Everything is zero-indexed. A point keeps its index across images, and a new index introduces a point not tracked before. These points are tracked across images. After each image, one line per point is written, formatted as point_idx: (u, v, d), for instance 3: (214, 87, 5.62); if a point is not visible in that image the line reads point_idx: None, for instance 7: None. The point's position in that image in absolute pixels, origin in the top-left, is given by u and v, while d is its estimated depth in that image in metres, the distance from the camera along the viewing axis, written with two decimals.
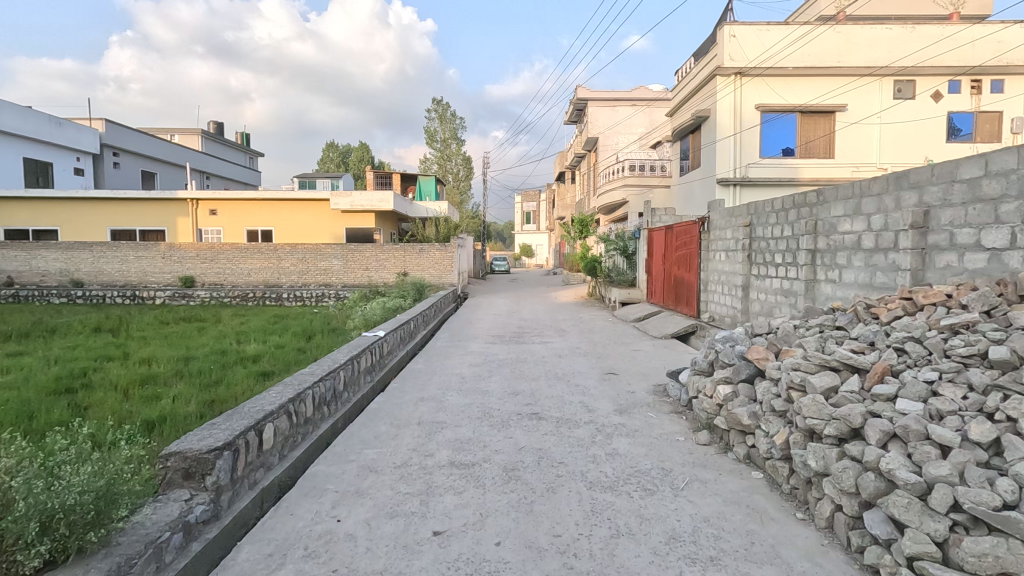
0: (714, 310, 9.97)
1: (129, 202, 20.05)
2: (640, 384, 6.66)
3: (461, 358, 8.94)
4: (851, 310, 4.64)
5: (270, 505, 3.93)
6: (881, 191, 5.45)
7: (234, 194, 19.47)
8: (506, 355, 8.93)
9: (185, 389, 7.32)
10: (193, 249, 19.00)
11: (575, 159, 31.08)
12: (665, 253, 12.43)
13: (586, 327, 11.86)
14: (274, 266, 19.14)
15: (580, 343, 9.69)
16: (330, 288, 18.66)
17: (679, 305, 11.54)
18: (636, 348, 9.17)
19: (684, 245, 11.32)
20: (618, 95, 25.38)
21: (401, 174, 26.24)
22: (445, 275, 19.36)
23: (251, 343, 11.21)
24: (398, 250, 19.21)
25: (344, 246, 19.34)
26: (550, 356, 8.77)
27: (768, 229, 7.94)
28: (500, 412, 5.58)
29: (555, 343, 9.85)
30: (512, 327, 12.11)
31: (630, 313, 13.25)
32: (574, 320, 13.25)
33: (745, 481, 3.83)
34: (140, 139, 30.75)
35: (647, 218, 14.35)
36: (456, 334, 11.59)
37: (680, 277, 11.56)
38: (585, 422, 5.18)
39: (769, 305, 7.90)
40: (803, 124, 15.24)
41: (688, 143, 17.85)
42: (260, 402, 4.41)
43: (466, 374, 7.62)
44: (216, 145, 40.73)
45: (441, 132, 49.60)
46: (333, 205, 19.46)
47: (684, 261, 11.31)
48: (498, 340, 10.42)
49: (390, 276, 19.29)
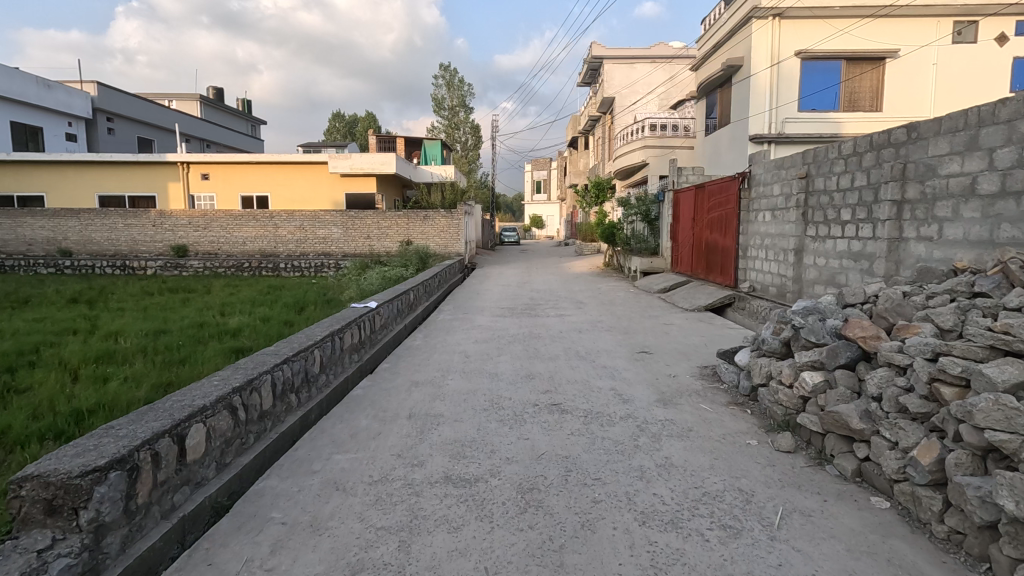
0: (754, 280, 8.72)
1: (117, 167, 18.82)
2: (681, 365, 5.48)
3: (465, 332, 7.78)
4: (991, 272, 3.40)
5: (195, 540, 2.84)
6: (1012, 117, 4.13)
7: (226, 157, 18.19)
8: (519, 329, 7.77)
9: (142, 368, 6.24)
10: (185, 216, 17.90)
11: (588, 123, 29.39)
12: (694, 217, 11.08)
13: (607, 299, 10.65)
14: (270, 235, 18.03)
15: (603, 317, 8.46)
16: (330, 258, 17.58)
17: (711, 274, 10.27)
18: (668, 322, 7.94)
19: (719, 205, 9.96)
20: (637, 52, 23.61)
21: (405, 138, 24.83)
22: (451, 244, 18.16)
23: (235, 315, 10.13)
24: (401, 217, 18.01)
25: (343, 213, 18.15)
26: (568, 331, 7.61)
27: (832, 180, 6.61)
28: (512, 402, 4.44)
29: (573, 316, 8.68)
30: (524, 299, 10.92)
31: (653, 284, 11.97)
32: (592, 291, 12.03)
33: (866, 513, 2.67)
34: (134, 103, 29.37)
35: (674, 179, 12.87)
36: (462, 306, 10.41)
37: (712, 241, 10.24)
38: (621, 418, 4.03)
39: (831, 271, 6.63)
40: (848, 72, 13.62)
41: (715, 99, 16.30)
42: (190, 394, 3.30)
43: (471, 352, 6.47)
44: (215, 111, 39.22)
45: (449, 99, 47.75)
46: (331, 168, 18.11)
47: (718, 223, 9.97)
48: (508, 313, 9.21)
49: (392, 245, 18.14)
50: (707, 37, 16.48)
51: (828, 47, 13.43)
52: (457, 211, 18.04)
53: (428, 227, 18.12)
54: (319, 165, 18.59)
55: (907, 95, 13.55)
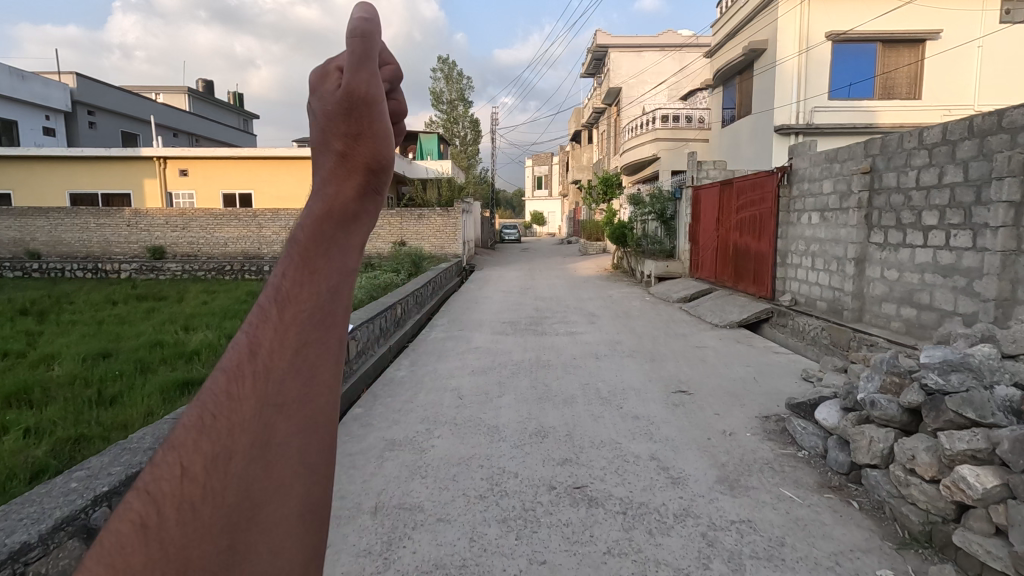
0: (796, 292, 7.52)
1: (90, 163, 17.59)
2: (734, 414, 4.28)
3: (461, 353, 6.60)
4: None
5: None
6: None
7: (206, 151, 16.92)
8: (524, 351, 6.60)
9: (60, 411, 5.05)
10: (162, 215, 16.69)
11: (592, 115, 28.08)
12: (720, 217, 9.85)
13: (620, 310, 9.47)
14: (254, 235, 16.83)
15: (621, 335, 7.30)
16: None
17: (739, 282, 9.06)
18: (697, 343, 6.77)
19: (750, 205, 8.73)
20: (644, 39, 22.31)
21: None
22: (448, 245, 16.93)
23: (200, 330, 8.94)
24: (394, 216, 16.78)
25: None
26: (582, 355, 6.40)
27: (909, 176, 5.39)
28: (521, 483, 3.25)
29: (585, 334, 7.50)
30: (527, 309, 9.75)
31: (671, 292, 10.78)
32: (602, 299, 10.85)
33: None
34: (117, 97, 28.08)
35: (693, 174, 11.63)
36: (458, 317, 9.24)
37: (742, 245, 9.02)
38: (676, 519, 2.84)
39: (907, 287, 5.42)
40: (885, 56, 12.35)
41: (733, 87, 15.06)
42: (15, 518, 2.09)
43: (466, 386, 5.28)
44: (205, 105, 37.91)
45: (448, 93, 46.40)
46: (318, 163, 16.81)
47: (750, 225, 8.75)
48: (510, 329, 8.05)
49: (384, 246, 16.91)
50: (725, 21, 15.24)
51: (863, 27, 12.17)
52: (454, 209, 16.80)
53: (423, 226, 16.88)
54: (306, 160, 17.30)
55: (950, 80, 12.27)
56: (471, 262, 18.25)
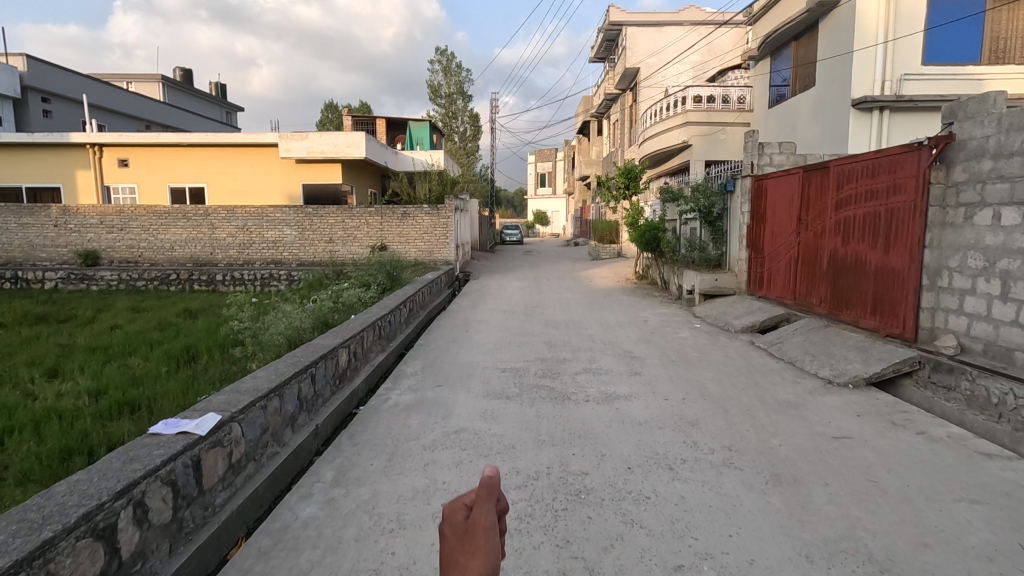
0: (967, 335, 4.74)
1: (13, 150, 14.84)
2: None
3: (432, 447, 3.88)
4: None
5: None
6: None
7: (148, 137, 14.14)
8: (540, 443, 3.90)
9: None
10: (95, 213, 13.95)
11: (603, 103, 25.33)
12: (806, 216, 7.11)
13: (668, 347, 6.74)
14: (205, 237, 14.10)
15: (692, 405, 4.58)
16: (281, 267, 13.89)
17: (842, 310, 6.32)
18: (828, 426, 4.07)
19: (863, 197, 5.98)
20: (665, 14, 19.59)
21: (387, 119, 20.75)
22: (437, 250, 14.14)
23: (64, 380, 6.21)
24: (372, 213, 14.00)
25: (298, 208, 14.17)
26: (641, 454, 3.67)
27: None
28: None
29: (633, 400, 4.76)
30: (538, 345, 7.03)
31: (728, 318, 8.03)
32: (636, 327, 8.09)
33: None
34: (76, 83, 25.29)
35: (756, 162, 8.83)
36: (438, 359, 6.48)
37: (846, 257, 6.28)
38: None
39: None
40: (996, 8, 9.57)
41: (788, 55, 12.29)
42: None
43: (425, 565, 2.56)
44: (184, 96, 35.16)
45: (446, 86, 43.55)
46: (283, 152, 13.97)
47: (861, 227, 6.01)
48: (515, 385, 5.33)
49: (361, 250, 14.15)
50: None
51: None
52: (444, 207, 14.02)
53: (407, 227, 14.10)
54: (269, 148, 14.50)
55: None
56: (465, 270, 15.53)
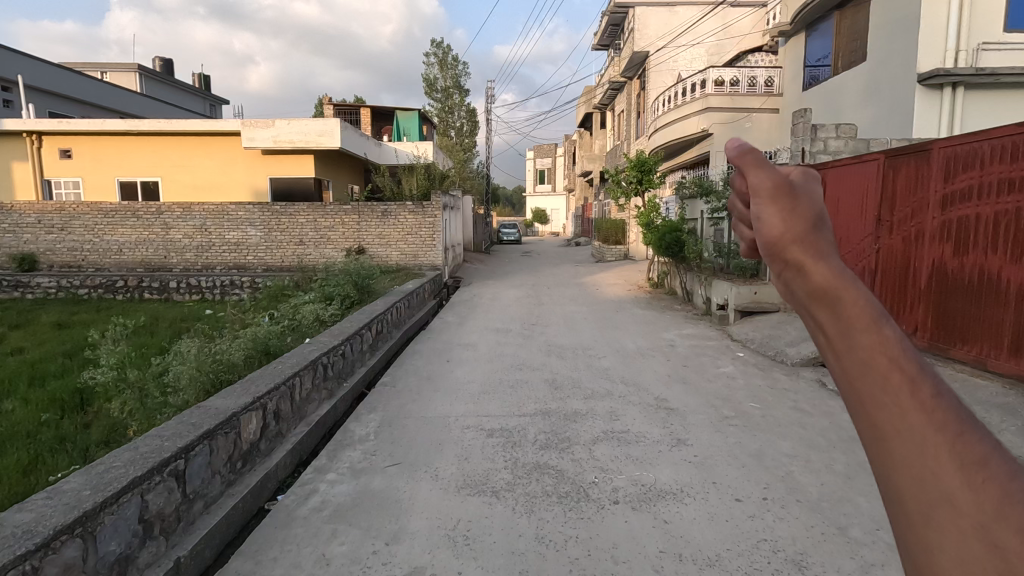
0: None
1: None
2: None
3: None
4: None
5: None
6: None
7: (92, 124, 12.39)
8: None
9: None
10: (32, 211, 12.21)
11: (608, 94, 23.67)
12: (891, 216, 5.43)
13: (711, 390, 5.07)
14: (158, 239, 12.40)
15: (780, 514, 2.93)
16: (244, 273, 12.31)
17: (953, 344, 4.64)
18: None
19: (991, 190, 4.30)
20: None
21: (374, 110, 19.04)
22: (422, 253, 12.41)
23: None
24: (348, 212, 12.28)
25: (264, 206, 12.44)
26: None
27: None
28: None
29: (685, 503, 3.08)
30: (538, 386, 5.34)
31: (778, 344, 6.36)
32: (662, 355, 6.41)
33: None
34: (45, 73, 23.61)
35: (806, 149, 7.15)
36: (402, 409, 4.79)
37: (959, 272, 4.60)
38: None
39: None
40: None
41: (829, 28, 10.58)
42: None
43: None
44: (167, 89, 33.47)
45: (442, 80, 41.73)
46: (245, 141, 12.24)
47: (988, 231, 4.33)
48: (505, 464, 3.63)
49: (336, 254, 12.44)
50: None
51: None
52: (430, 204, 12.32)
53: (388, 227, 12.38)
54: (231, 138, 12.78)
55: None
56: (455, 276, 13.86)
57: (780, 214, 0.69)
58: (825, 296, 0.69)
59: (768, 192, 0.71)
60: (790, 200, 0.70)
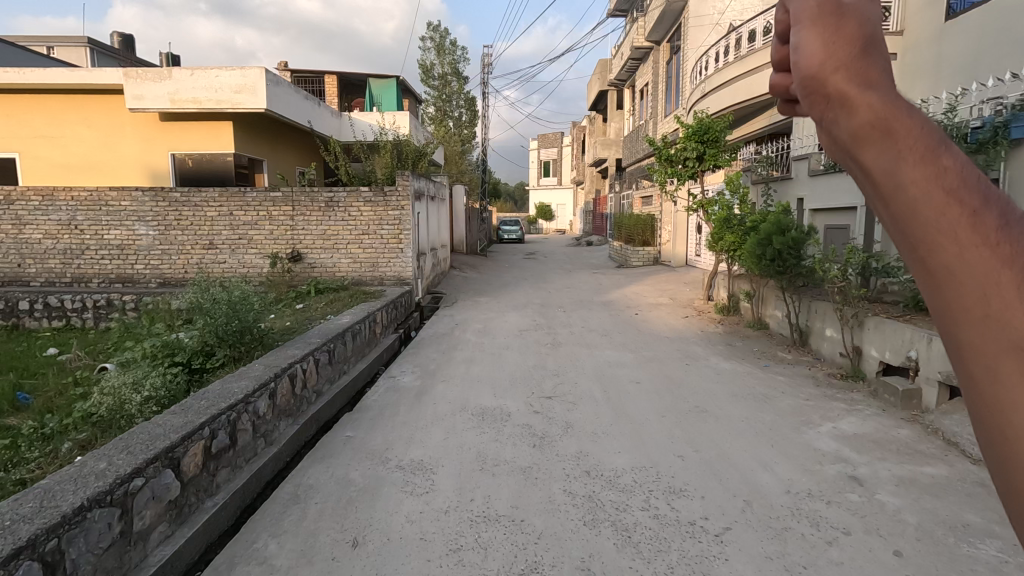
0: None
1: None
2: None
3: None
4: None
5: None
6: None
7: None
8: None
9: None
10: None
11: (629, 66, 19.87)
12: None
13: None
14: (8, 240, 8.70)
15: None
16: (131, 288, 8.62)
17: None
18: None
19: None
20: None
21: (342, 77, 15.25)
22: (383, 260, 8.70)
23: None
24: (279, 202, 8.60)
25: (159, 192, 8.72)
26: None
27: None
28: None
29: None
30: None
31: None
32: (858, 528, 2.73)
33: None
34: None
35: None
36: None
37: None
38: None
39: None
40: None
41: None
42: None
43: None
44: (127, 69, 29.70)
45: (439, 66, 37.84)
46: (130, 100, 8.50)
47: None
48: None
49: (262, 261, 8.73)
50: None
51: None
52: (393, 188, 8.59)
53: (334, 223, 8.64)
54: (115, 96, 9.04)
55: None
56: (434, 293, 10.12)
57: (823, 35, 0.49)
58: (877, 125, 0.47)
59: (811, 14, 0.51)
60: (836, 18, 0.50)
